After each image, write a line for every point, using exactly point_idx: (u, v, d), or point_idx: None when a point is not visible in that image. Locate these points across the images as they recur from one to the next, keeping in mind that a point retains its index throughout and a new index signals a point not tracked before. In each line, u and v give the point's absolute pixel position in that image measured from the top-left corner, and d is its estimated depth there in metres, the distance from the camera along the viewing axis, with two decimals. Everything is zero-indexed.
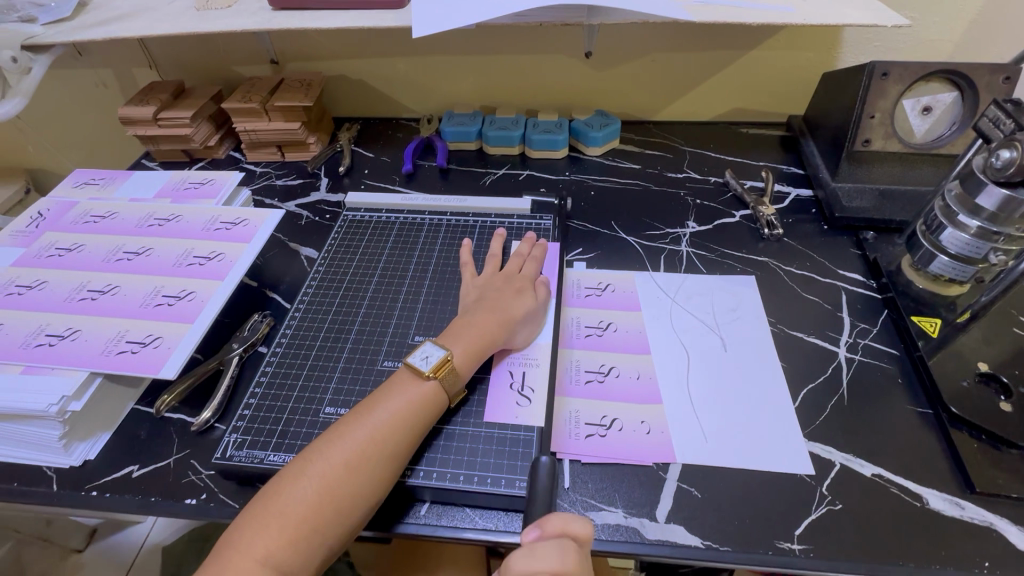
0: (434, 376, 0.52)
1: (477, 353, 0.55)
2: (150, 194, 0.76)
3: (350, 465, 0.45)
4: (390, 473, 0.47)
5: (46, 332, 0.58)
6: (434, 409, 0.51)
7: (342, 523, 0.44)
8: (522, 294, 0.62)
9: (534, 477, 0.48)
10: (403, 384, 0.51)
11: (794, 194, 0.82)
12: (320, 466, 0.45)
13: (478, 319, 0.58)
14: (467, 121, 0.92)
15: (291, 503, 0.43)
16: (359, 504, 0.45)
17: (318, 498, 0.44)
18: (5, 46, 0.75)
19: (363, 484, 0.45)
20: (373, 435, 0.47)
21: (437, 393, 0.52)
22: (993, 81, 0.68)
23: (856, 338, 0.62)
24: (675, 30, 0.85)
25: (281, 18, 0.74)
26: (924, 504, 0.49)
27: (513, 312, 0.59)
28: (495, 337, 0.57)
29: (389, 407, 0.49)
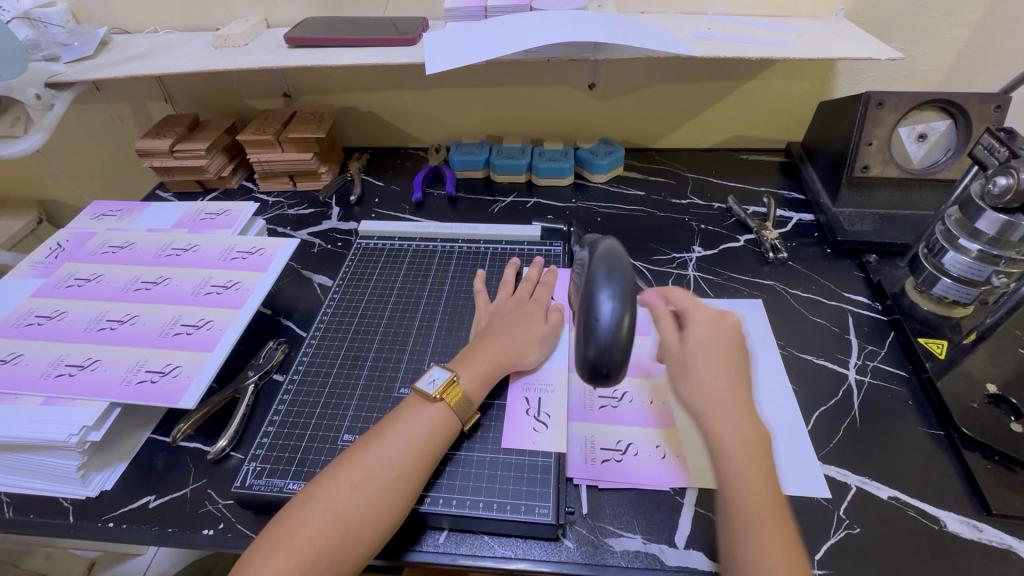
0: (442, 398, 0.52)
1: (485, 378, 0.56)
2: (167, 224, 0.78)
3: (360, 487, 0.46)
4: (401, 495, 0.47)
5: (66, 362, 0.58)
6: (446, 432, 0.52)
7: (353, 547, 0.44)
8: (533, 320, 0.62)
9: (589, 318, 0.39)
10: (414, 408, 0.52)
11: (796, 218, 0.84)
12: (330, 489, 0.46)
13: (489, 345, 0.58)
14: (475, 150, 0.95)
15: (301, 526, 0.44)
16: (371, 528, 0.45)
17: (326, 520, 0.44)
18: (30, 84, 0.77)
19: (374, 505, 0.45)
20: (382, 456, 0.48)
21: (445, 414, 0.52)
22: (985, 110, 0.70)
23: (865, 360, 0.63)
24: (673, 64, 0.88)
25: (297, 55, 0.77)
26: (941, 526, 0.49)
27: (524, 341, 0.60)
28: (504, 362, 0.58)
29: (399, 430, 0.50)
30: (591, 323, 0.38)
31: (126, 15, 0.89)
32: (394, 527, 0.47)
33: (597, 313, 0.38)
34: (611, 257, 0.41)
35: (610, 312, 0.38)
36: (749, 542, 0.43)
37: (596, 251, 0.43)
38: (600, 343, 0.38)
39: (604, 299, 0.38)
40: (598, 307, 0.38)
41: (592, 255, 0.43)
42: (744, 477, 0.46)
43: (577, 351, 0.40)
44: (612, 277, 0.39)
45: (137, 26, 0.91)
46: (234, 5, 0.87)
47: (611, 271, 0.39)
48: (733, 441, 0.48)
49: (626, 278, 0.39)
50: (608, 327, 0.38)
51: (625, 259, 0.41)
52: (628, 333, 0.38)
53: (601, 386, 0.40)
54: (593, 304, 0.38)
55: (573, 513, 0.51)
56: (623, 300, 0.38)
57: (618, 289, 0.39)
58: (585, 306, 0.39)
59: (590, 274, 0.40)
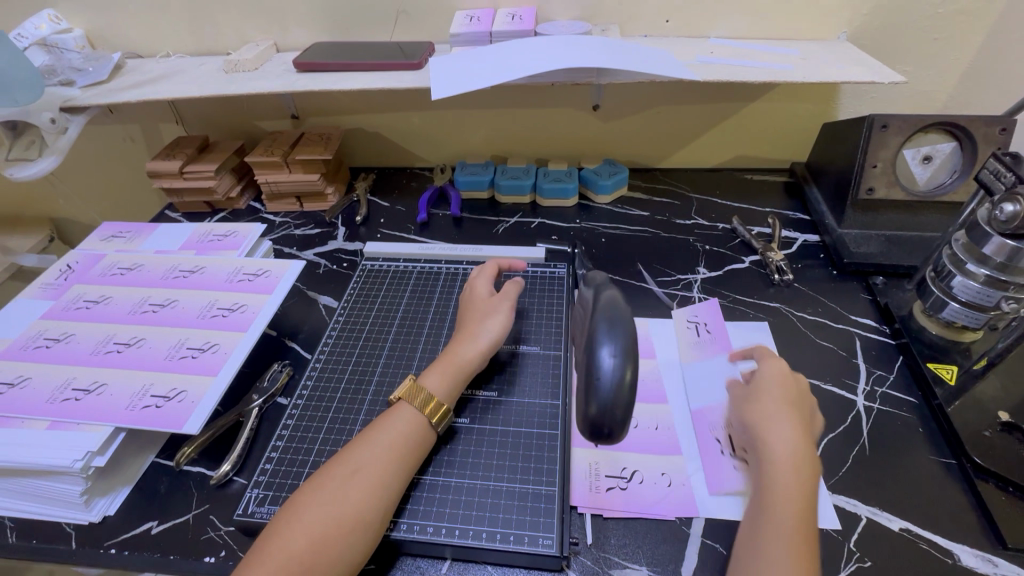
0: (401, 399, 0.54)
1: (447, 376, 0.56)
2: (176, 246, 0.79)
3: (323, 487, 0.46)
4: (367, 489, 0.47)
5: (72, 385, 0.59)
6: (414, 427, 0.52)
7: (329, 551, 0.43)
8: (482, 303, 0.64)
9: (594, 373, 0.41)
10: (385, 415, 0.53)
11: (801, 239, 0.84)
12: (302, 497, 0.46)
13: (451, 346, 0.60)
14: (479, 170, 0.96)
15: (276, 535, 0.44)
16: (343, 527, 0.44)
17: (294, 526, 0.44)
18: (44, 108, 0.79)
19: (346, 507, 0.45)
20: (341, 458, 0.49)
21: (402, 409, 0.53)
22: (990, 133, 0.70)
23: (873, 386, 0.63)
24: (677, 86, 0.89)
25: (305, 80, 0.78)
26: (955, 560, 0.48)
27: (482, 323, 0.62)
28: (468, 350, 0.59)
29: (368, 435, 0.51)
30: (594, 379, 0.41)
31: (141, 41, 0.92)
32: (373, 532, 0.46)
33: (600, 367, 0.41)
34: (613, 311, 0.44)
35: (611, 364, 0.41)
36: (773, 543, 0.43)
37: (600, 299, 0.47)
38: (601, 401, 0.41)
39: (606, 355, 0.42)
40: (600, 361, 0.41)
41: (595, 304, 0.47)
42: (786, 491, 0.46)
43: (579, 407, 0.43)
44: (614, 333, 0.43)
45: (150, 51, 0.93)
46: (245, 31, 0.89)
47: (613, 326, 0.43)
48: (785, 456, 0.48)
49: (626, 334, 0.43)
50: (608, 382, 0.41)
51: (625, 312, 0.45)
52: (628, 391, 0.41)
53: (603, 443, 0.42)
54: (595, 358, 0.42)
55: (577, 544, 0.50)
56: (624, 356, 0.41)
57: (619, 344, 0.42)
58: (588, 363, 0.42)
59: (593, 326, 0.44)
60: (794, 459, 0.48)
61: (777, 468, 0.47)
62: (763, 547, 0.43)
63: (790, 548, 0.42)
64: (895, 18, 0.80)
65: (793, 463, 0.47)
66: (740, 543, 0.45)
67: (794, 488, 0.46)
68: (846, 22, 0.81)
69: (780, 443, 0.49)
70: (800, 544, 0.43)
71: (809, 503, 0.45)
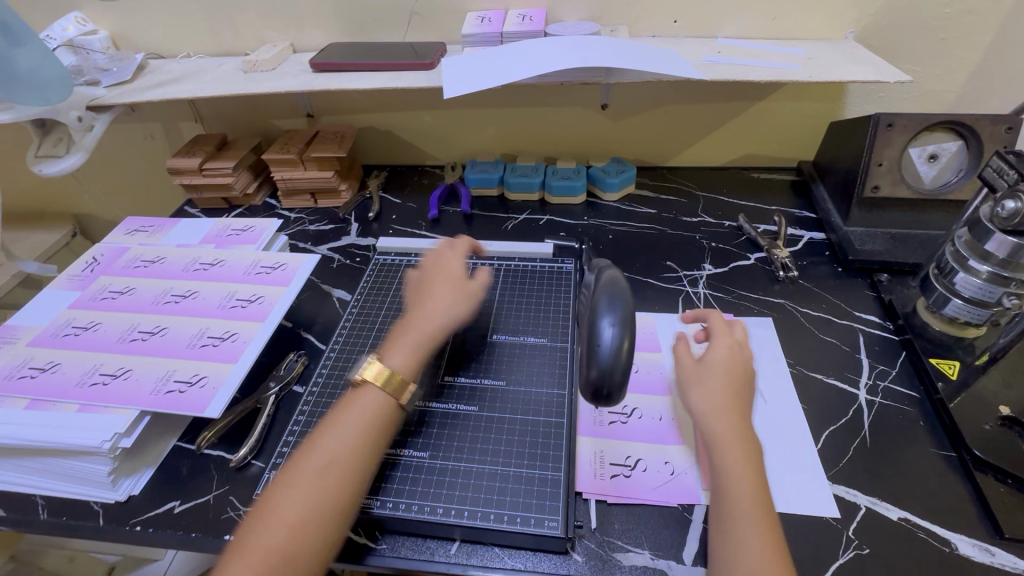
0: (366, 380, 0.53)
1: (413, 355, 0.56)
2: (196, 240, 0.82)
3: (298, 482, 0.46)
4: (340, 478, 0.47)
5: (99, 371, 0.61)
6: (381, 404, 0.52)
7: (309, 543, 0.44)
8: (453, 283, 0.64)
9: (595, 345, 0.46)
10: (349, 398, 0.53)
11: (806, 237, 0.85)
12: (276, 493, 0.46)
13: (417, 322, 0.59)
14: (489, 168, 0.98)
15: (247, 530, 0.44)
16: (320, 518, 0.45)
17: (271, 523, 0.44)
18: (73, 107, 0.82)
19: (323, 497, 0.46)
20: (311, 449, 0.49)
21: (372, 393, 0.53)
22: (996, 131, 0.71)
23: (875, 380, 0.64)
24: (685, 86, 0.90)
25: (322, 79, 0.81)
26: (952, 549, 0.49)
27: (451, 303, 0.62)
28: (434, 331, 0.59)
29: (328, 419, 0.52)
30: (596, 349, 0.46)
31: (163, 42, 0.95)
32: (346, 512, 0.47)
33: (600, 339, 0.46)
34: (613, 288, 0.49)
35: (611, 335, 0.46)
36: (740, 526, 0.43)
37: (601, 279, 0.51)
38: (601, 366, 0.46)
39: (606, 326, 0.46)
40: (601, 333, 0.46)
41: (597, 283, 0.51)
42: (737, 479, 0.46)
43: (580, 372, 0.48)
44: (613, 307, 0.47)
45: (172, 51, 0.96)
46: (263, 32, 0.92)
47: (613, 301, 0.48)
48: (730, 443, 0.48)
49: (624, 307, 0.48)
50: (608, 352, 0.45)
51: (625, 289, 0.49)
52: (626, 357, 0.46)
53: (604, 405, 0.47)
54: (597, 330, 0.47)
55: (582, 527, 0.52)
56: (621, 327, 0.46)
57: (618, 316, 0.47)
58: (589, 337, 0.47)
59: (595, 302, 0.49)
60: (738, 438, 0.48)
61: (728, 452, 0.47)
62: (733, 532, 0.43)
63: (758, 533, 0.43)
64: (903, 19, 0.81)
65: (741, 446, 0.48)
66: (711, 525, 0.45)
67: (742, 468, 0.46)
68: (853, 21, 0.82)
69: (724, 428, 0.49)
70: (765, 528, 0.43)
71: (761, 485, 0.46)
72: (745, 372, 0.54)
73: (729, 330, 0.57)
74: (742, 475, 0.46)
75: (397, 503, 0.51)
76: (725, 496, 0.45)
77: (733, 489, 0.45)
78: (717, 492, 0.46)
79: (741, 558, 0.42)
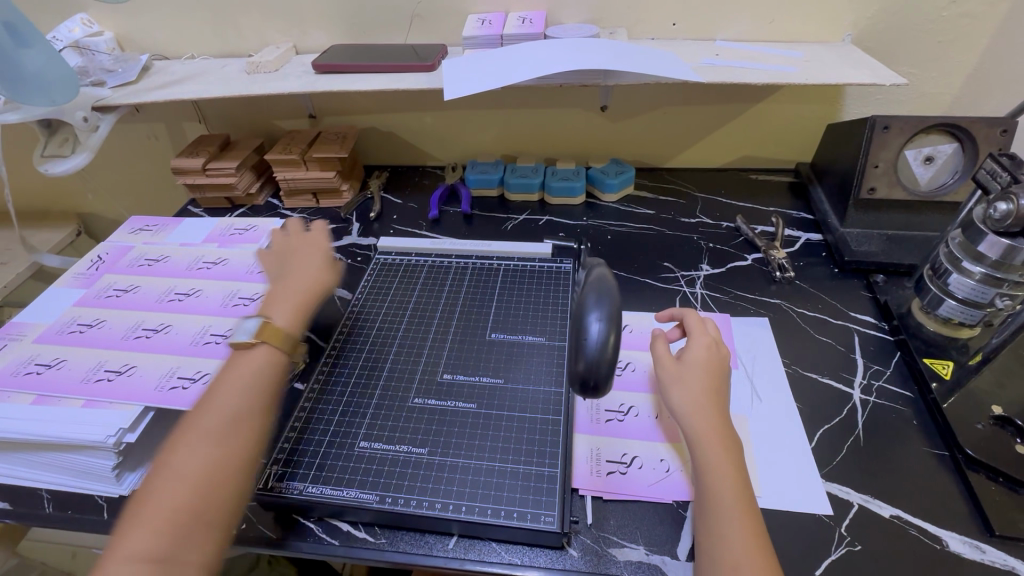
0: (262, 340, 0.55)
1: (298, 313, 0.60)
2: (199, 239, 0.83)
3: (195, 443, 0.47)
4: (239, 433, 0.49)
5: (104, 367, 0.62)
6: (278, 362, 0.55)
7: (217, 496, 0.46)
8: (313, 246, 0.69)
9: (582, 339, 0.47)
10: (233, 362, 0.54)
11: (804, 238, 0.85)
12: (172, 456, 0.47)
13: (295, 283, 0.63)
14: (489, 169, 0.98)
15: (149, 495, 0.44)
16: (225, 472, 0.47)
17: (172, 484, 0.45)
18: (78, 107, 0.83)
19: (224, 453, 0.48)
20: (203, 412, 0.50)
21: (264, 350, 0.55)
22: (991, 134, 0.71)
23: (870, 380, 0.64)
24: (684, 88, 0.91)
25: (324, 81, 0.82)
26: (943, 546, 0.49)
27: (318, 261, 0.67)
28: (320, 292, 0.64)
29: (219, 383, 0.53)
30: (583, 341, 0.47)
31: (166, 43, 0.96)
32: (249, 467, 0.49)
33: (587, 334, 0.47)
34: (601, 285, 0.50)
35: (598, 330, 0.47)
36: (721, 519, 0.44)
37: (590, 276, 0.52)
38: (588, 358, 0.47)
39: (593, 322, 0.47)
40: (588, 329, 0.47)
41: (586, 281, 0.52)
42: (718, 475, 0.47)
43: (568, 365, 0.48)
44: (601, 302, 0.49)
45: (176, 52, 0.97)
46: (266, 33, 0.93)
47: (599, 297, 0.49)
48: (711, 440, 0.49)
49: (612, 302, 0.49)
50: (594, 346, 0.46)
51: (613, 287, 0.51)
52: (612, 350, 0.47)
53: (590, 397, 0.48)
54: (585, 326, 0.47)
55: (578, 523, 0.53)
56: (608, 322, 0.47)
57: (604, 312, 0.48)
58: (577, 334, 0.48)
59: (583, 299, 0.50)
60: (718, 435, 0.49)
61: (709, 449, 0.48)
62: (717, 527, 0.44)
63: (740, 528, 0.44)
64: (900, 22, 0.82)
65: (720, 443, 0.49)
66: (696, 521, 0.46)
67: (724, 466, 0.47)
68: (850, 24, 0.83)
69: (702, 423, 0.50)
70: (746, 520, 0.44)
71: (743, 481, 0.47)
72: (722, 369, 0.54)
73: (705, 327, 0.57)
74: (723, 471, 0.47)
75: (396, 498, 0.52)
76: (707, 492, 0.46)
77: (716, 485, 0.46)
78: (700, 488, 0.47)
79: (722, 553, 0.43)
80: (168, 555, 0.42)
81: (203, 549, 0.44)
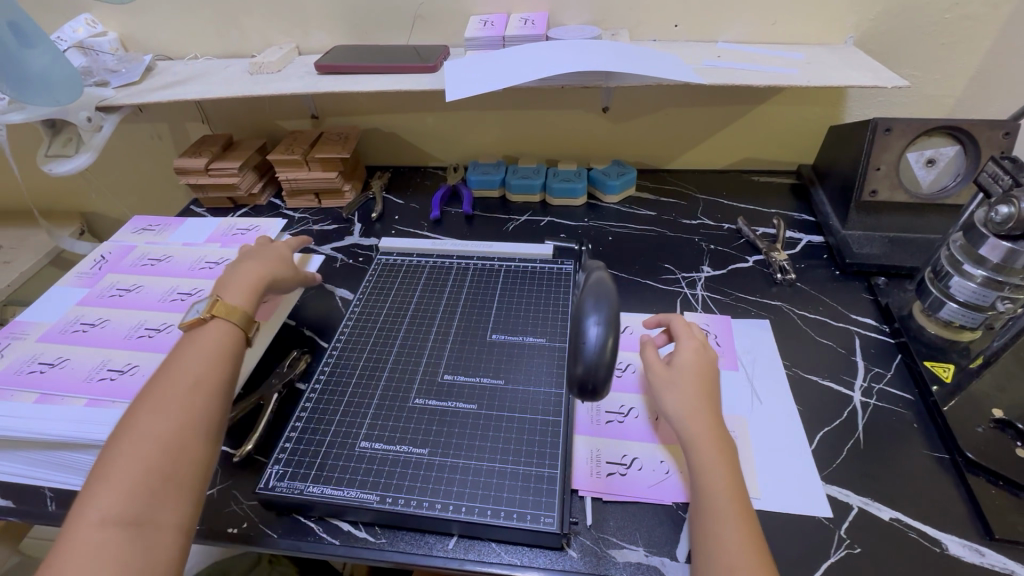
0: (213, 315, 0.56)
1: (250, 293, 0.61)
2: (201, 239, 0.83)
3: (161, 406, 0.47)
4: (204, 397, 0.49)
5: (107, 366, 0.63)
6: (233, 336, 0.56)
7: (186, 456, 0.45)
8: (267, 245, 0.71)
9: (580, 341, 0.47)
10: (188, 338, 0.55)
11: (805, 240, 0.85)
12: (134, 420, 0.46)
13: (249, 269, 0.64)
14: (491, 170, 0.99)
15: (111, 464, 0.43)
16: (191, 434, 0.47)
17: (138, 446, 0.44)
18: (82, 107, 0.84)
19: (191, 414, 0.47)
20: (165, 379, 0.50)
21: (220, 324, 0.56)
22: (993, 136, 0.71)
23: (870, 382, 0.64)
24: (685, 90, 0.91)
25: (326, 81, 0.82)
26: (943, 549, 0.49)
27: (271, 255, 0.69)
28: (270, 278, 0.65)
29: (178, 357, 0.52)
30: (582, 344, 0.47)
31: (170, 43, 0.96)
32: (215, 433, 0.49)
33: (586, 338, 0.47)
34: (600, 289, 0.50)
35: (596, 334, 0.47)
36: (717, 517, 0.45)
37: (589, 280, 0.53)
38: (586, 362, 0.47)
39: (593, 325, 0.48)
40: (586, 331, 0.47)
41: (585, 285, 0.52)
42: (714, 476, 0.47)
43: (567, 369, 0.49)
44: (598, 306, 0.49)
45: (179, 53, 0.97)
46: (269, 34, 0.93)
47: (598, 301, 0.49)
48: (707, 443, 0.49)
49: (610, 305, 0.49)
50: (592, 349, 0.47)
51: (612, 291, 0.51)
52: (611, 354, 0.47)
53: (589, 400, 0.48)
54: (584, 329, 0.48)
55: (578, 524, 0.53)
56: (607, 326, 0.47)
57: (603, 316, 0.48)
58: (575, 337, 0.48)
59: (581, 302, 0.50)
60: (714, 438, 0.49)
61: (704, 451, 0.49)
62: (714, 529, 0.44)
63: (738, 528, 0.44)
64: (902, 24, 0.82)
65: (716, 445, 0.49)
66: (693, 521, 0.46)
67: (720, 467, 0.47)
68: (852, 26, 0.82)
69: (696, 423, 0.50)
70: (742, 520, 0.44)
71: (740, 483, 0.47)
72: (714, 374, 0.55)
73: (692, 331, 0.59)
74: (718, 473, 0.47)
75: (396, 498, 0.53)
76: (704, 492, 0.46)
77: (711, 486, 0.46)
78: (696, 489, 0.47)
79: (718, 553, 0.43)
80: (140, 516, 0.41)
81: (177, 511, 0.43)
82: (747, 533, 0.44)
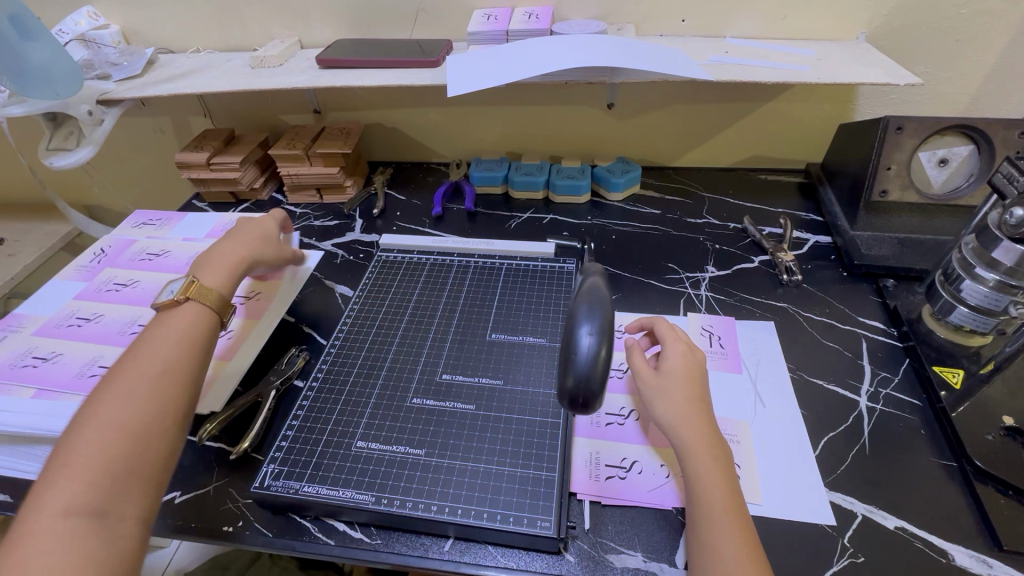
0: (187, 297, 0.56)
1: (228, 278, 0.62)
2: (201, 233, 0.83)
3: (129, 394, 0.46)
4: (172, 386, 0.49)
5: (99, 362, 0.63)
6: (205, 321, 0.56)
7: (152, 447, 0.45)
8: (252, 227, 0.71)
9: (571, 350, 0.46)
10: (162, 320, 0.55)
11: (812, 240, 0.84)
12: (98, 408, 0.45)
13: (228, 253, 0.65)
14: (494, 166, 0.98)
15: (72, 450, 0.42)
16: (159, 424, 0.46)
17: (102, 433, 0.43)
18: (83, 101, 0.82)
19: (160, 404, 0.47)
20: (133, 366, 0.49)
21: (195, 307, 0.56)
22: (1008, 136, 0.69)
23: (877, 387, 0.63)
24: (692, 86, 0.89)
25: (327, 76, 0.81)
26: (949, 560, 0.48)
27: (251, 239, 0.69)
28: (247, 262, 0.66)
29: (148, 344, 0.52)
30: (574, 356, 0.46)
31: (172, 37, 0.96)
32: (182, 424, 0.48)
33: (578, 347, 0.46)
34: (594, 296, 0.50)
35: (590, 343, 0.46)
36: (714, 520, 0.44)
37: (583, 288, 0.52)
38: (578, 374, 0.46)
39: (584, 335, 0.47)
40: (579, 341, 0.46)
41: (578, 293, 0.52)
42: (706, 476, 0.46)
43: (558, 381, 0.48)
44: (592, 315, 0.48)
45: (182, 46, 0.97)
46: (270, 27, 0.92)
47: (591, 309, 0.48)
48: (698, 447, 0.48)
49: (603, 317, 0.48)
50: (586, 356, 0.46)
51: (607, 299, 0.50)
52: (603, 364, 0.46)
53: (580, 413, 0.47)
54: (575, 339, 0.47)
55: (575, 528, 0.52)
56: (600, 336, 0.46)
57: (597, 325, 0.47)
58: (566, 345, 0.47)
59: (575, 310, 0.49)
60: (707, 443, 0.48)
61: (699, 457, 0.48)
62: (709, 538, 0.43)
63: (734, 537, 0.43)
64: (917, 20, 0.79)
65: (711, 451, 0.48)
66: (688, 524, 0.46)
67: (715, 474, 0.46)
68: (864, 22, 0.80)
69: (687, 426, 0.49)
70: (738, 525, 0.44)
71: (734, 486, 0.46)
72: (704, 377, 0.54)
73: (676, 334, 0.58)
74: (714, 481, 0.46)
75: (392, 499, 0.52)
76: (699, 499, 0.46)
77: (706, 495, 0.46)
78: (689, 494, 0.47)
79: (713, 558, 0.42)
80: (103, 507, 0.41)
81: (140, 503, 0.43)
82: (745, 540, 0.43)
